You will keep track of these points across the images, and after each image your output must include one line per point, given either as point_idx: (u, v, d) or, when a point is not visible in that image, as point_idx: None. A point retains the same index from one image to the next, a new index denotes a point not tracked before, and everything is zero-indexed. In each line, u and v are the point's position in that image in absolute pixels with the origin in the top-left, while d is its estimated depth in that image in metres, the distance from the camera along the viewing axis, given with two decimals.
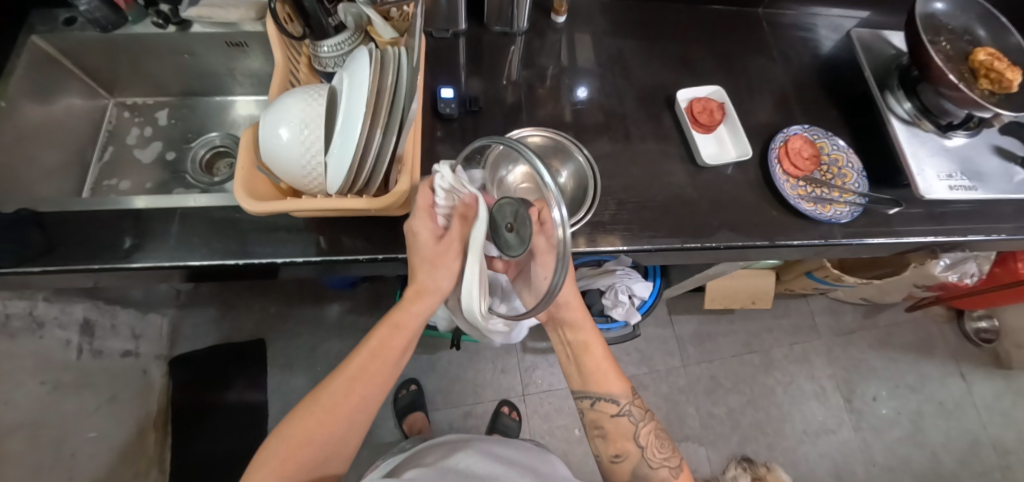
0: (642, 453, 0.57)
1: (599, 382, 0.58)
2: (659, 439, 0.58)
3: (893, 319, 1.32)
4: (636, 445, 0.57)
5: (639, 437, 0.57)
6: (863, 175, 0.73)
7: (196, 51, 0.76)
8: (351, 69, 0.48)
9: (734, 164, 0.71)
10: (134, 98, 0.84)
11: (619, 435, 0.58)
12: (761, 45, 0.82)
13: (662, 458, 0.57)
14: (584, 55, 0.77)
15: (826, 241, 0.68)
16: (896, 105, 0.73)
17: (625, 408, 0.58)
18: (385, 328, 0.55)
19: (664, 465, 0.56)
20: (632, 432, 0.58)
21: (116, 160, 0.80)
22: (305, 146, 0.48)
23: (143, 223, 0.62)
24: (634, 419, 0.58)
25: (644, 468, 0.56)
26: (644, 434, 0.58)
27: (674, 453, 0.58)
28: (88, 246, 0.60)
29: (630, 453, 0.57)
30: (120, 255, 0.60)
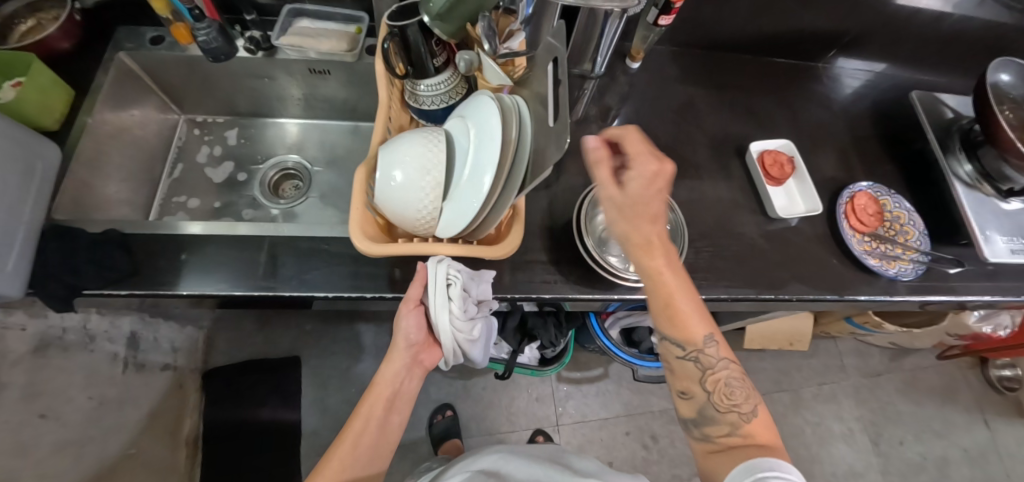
0: (709, 397, 0.50)
1: (673, 323, 0.50)
2: (729, 382, 0.50)
3: (920, 364, 1.34)
4: (701, 387, 0.51)
5: (706, 379, 0.51)
6: (925, 234, 0.75)
7: (275, 75, 0.77)
8: (480, 119, 0.49)
9: (802, 217, 0.73)
10: (204, 115, 0.85)
11: (683, 376, 0.52)
12: (824, 98, 0.85)
13: (731, 403, 0.49)
14: (657, 100, 0.79)
15: (890, 296, 0.70)
16: (957, 167, 0.76)
17: (692, 353, 0.50)
18: (373, 395, 0.57)
19: (733, 411, 0.49)
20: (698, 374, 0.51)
21: (186, 177, 0.80)
22: (426, 192, 0.49)
23: (230, 248, 0.62)
24: (701, 365, 0.50)
25: (708, 410, 0.50)
26: (712, 378, 0.51)
27: (750, 396, 0.50)
28: (175, 270, 0.60)
29: (695, 395, 0.51)
30: (209, 282, 0.59)
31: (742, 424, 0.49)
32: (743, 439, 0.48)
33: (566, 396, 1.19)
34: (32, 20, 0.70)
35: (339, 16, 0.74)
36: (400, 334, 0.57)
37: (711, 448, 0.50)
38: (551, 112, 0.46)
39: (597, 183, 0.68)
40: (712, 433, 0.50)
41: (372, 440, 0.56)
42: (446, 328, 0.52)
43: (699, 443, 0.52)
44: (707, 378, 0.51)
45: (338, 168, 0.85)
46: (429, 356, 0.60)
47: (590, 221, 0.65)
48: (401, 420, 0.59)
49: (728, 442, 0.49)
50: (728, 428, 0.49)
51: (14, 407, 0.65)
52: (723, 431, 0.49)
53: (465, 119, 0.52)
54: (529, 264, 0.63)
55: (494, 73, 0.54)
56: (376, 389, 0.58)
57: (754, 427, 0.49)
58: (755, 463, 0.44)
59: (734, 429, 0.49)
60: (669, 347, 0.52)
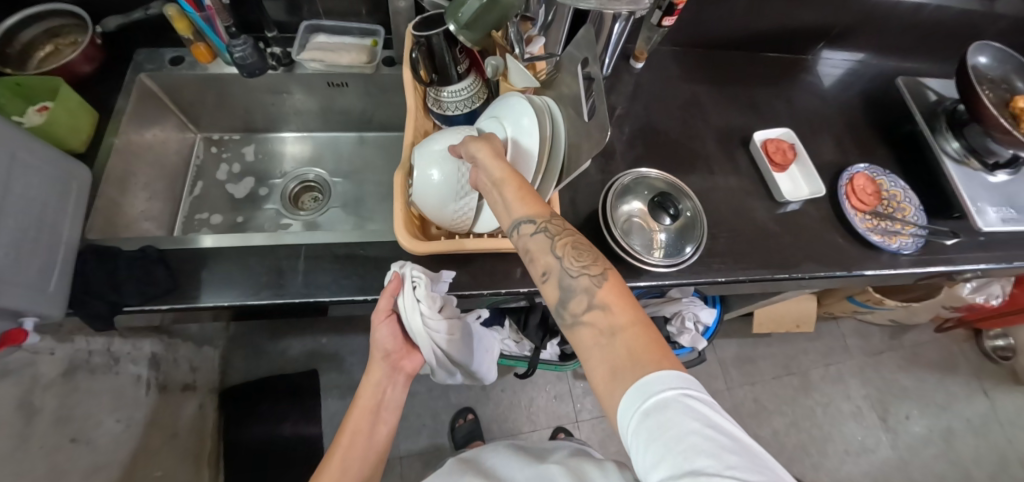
0: (563, 265, 0.42)
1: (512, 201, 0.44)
2: (579, 248, 0.43)
3: (919, 339, 1.39)
4: (556, 259, 0.43)
5: (556, 247, 0.43)
6: (922, 209, 0.79)
7: (293, 90, 0.78)
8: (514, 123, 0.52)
9: (808, 200, 0.77)
10: (220, 133, 0.86)
11: (536, 255, 0.43)
12: (815, 89, 0.90)
13: (583, 266, 0.42)
14: (662, 96, 0.83)
15: (895, 269, 0.74)
16: (945, 144, 0.81)
17: (542, 225, 0.43)
18: (358, 408, 0.57)
19: (585, 274, 0.41)
20: (548, 246, 0.43)
21: (206, 194, 0.81)
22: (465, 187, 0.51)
23: (267, 258, 0.63)
24: (549, 235, 0.43)
25: (565, 281, 0.42)
26: (562, 248, 0.43)
27: (598, 261, 0.42)
28: (215, 283, 0.61)
29: (553, 274, 0.43)
30: (250, 292, 0.61)
31: (597, 291, 0.40)
32: (604, 313, 0.39)
33: (584, 393, 1.20)
34: (51, 46, 0.69)
35: (355, 31, 0.76)
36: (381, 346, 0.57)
37: (580, 331, 0.40)
38: (582, 108, 0.48)
39: (621, 174, 0.71)
40: (575, 309, 0.41)
41: (367, 449, 0.55)
42: (418, 326, 0.54)
43: (571, 330, 0.41)
44: (558, 248, 0.43)
45: (356, 178, 0.87)
46: (410, 361, 0.60)
47: (616, 212, 0.68)
48: (390, 429, 0.58)
49: (592, 318, 0.40)
50: (586, 298, 0.40)
51: (49, 431, 0.65)
52: (584, 304, 0.40)
53: (499, 119, 0.54)
54: None
55: (524, 75, 0.55)
56: (362, 402, 0.57)
57: (608, 294, 0.40)
58: (644, 381, 0.34)
59: (592, 300, 0.40)
60: (519, 229, 0.43)
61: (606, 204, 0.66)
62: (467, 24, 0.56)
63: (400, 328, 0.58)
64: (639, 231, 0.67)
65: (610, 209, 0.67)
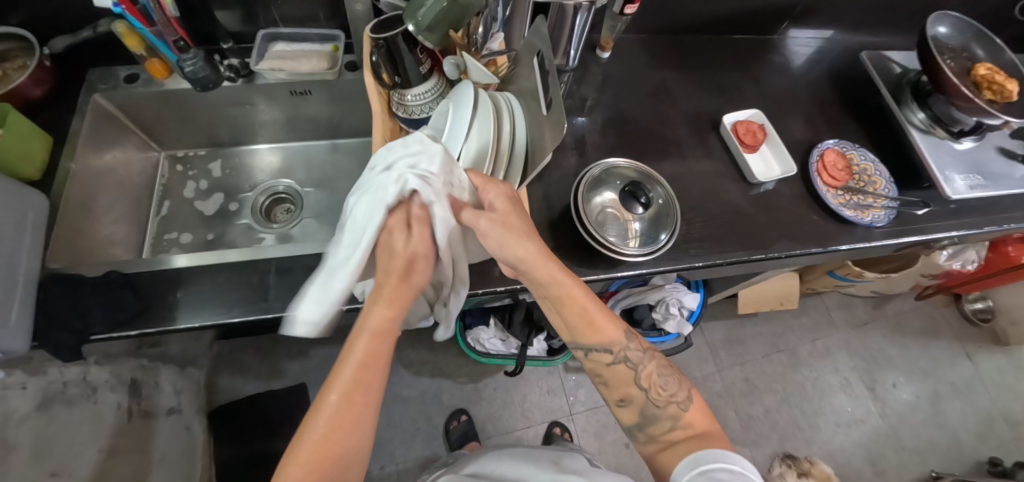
0: (647, 394, 0.53)
1: (590, 331, 0.53)
2: (660, 375, 0.54)
3: (901, 308, 1.41)
4: (637, 386, 0.54)
5: (640, 379, 0.54)
6: (892, 181, 0.80)
7: (256, 101, 0.77)
8: None
9: (780, 179, 0.77)
10: (185, 150, 0.84)
11: (622, 382, 0.54)
12: (782, 68, 0.90)
13: (668, 396, 0.53)
14: (630, 84, 0.83)
15: (869, 243, 0.75)
16: (911, 116, 0.81)
17: (620, 355, 0.53)
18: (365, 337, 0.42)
19: (671, 403, 0.52)
20: (634, 375, 0.54)
21: (175, 213, 0.79)
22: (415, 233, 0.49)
23: (237, 275, 0.61)
24: (632, 363, 0.54)
25: (648, 409, 0.53)
26: (644, 376, 0.54)
27: (678, 390, 0.53)
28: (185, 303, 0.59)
29: (633, 398, 0.54)
30: (224, 311, 0.59)
31: (681, 415, 0.52)
32: (685, 430, 0.52)
33: (577, 385, 1.21)
34: None
35: (314, 36, 0.74)
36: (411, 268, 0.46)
37: (659, 446, 0.52)
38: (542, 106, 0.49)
39: (589, 167, 0.70)
40: (656, 430, 0.53)
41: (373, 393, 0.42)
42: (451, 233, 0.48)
43: (642, 444, 0.54)
44: (641, 376, 0.54)
45: (329, 187, 0.85)
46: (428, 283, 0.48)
47: (588, 206, 0.67)
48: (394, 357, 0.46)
49: (672, 437, 0.52)
50: (670, 423, 0.52)
51: (26, 468, 0.63)
52: (666, 427, 0.52)
53: None
54: None
55: (480, 72, 0.55)
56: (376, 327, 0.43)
57: (690, 414, 0.52)
58: (695, 456, 0.47)
59: (675, 422, 0.52)
60: (595, 356, 0.54)
61: (577, 198, 0.65)
62: (427, 26, 0.55)
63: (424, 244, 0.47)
64: (615, 221, 0.67)
65: (580, 203, 0.66)
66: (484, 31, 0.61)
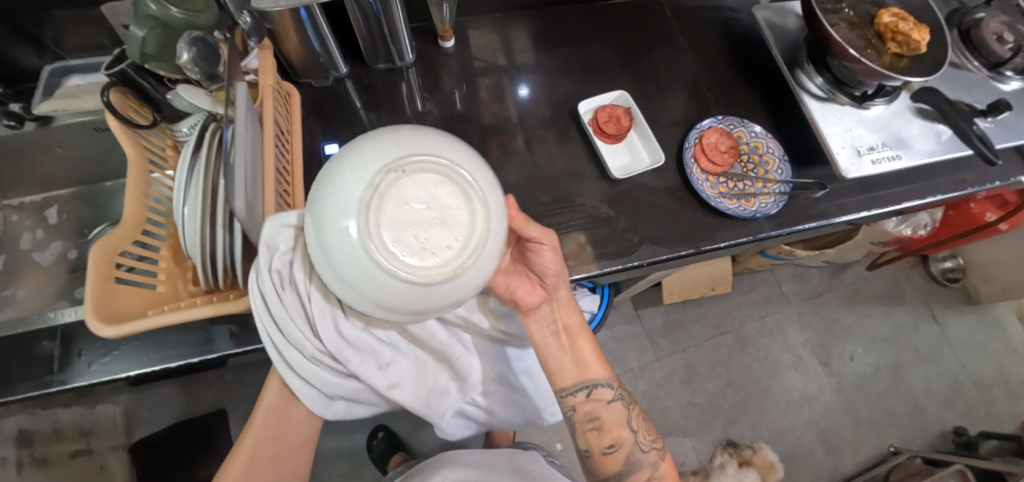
0: (634, 437, 0.55)
1: (591, 372, 0.54)
2: (644, 423, 0.57)
3: (860, 275, 1.30)
4: (627, 431, 0.54)
5: (631, 421, 0.55)
6: (786, 160, 0.70)
7: (67, 142, 0.70)
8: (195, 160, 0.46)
9: (650, 172, 0.68)
10: (18, 198, 0.77)
11: (614, 424, 0.54)
12: (666, 34, 0.78)
13: (650, 440, 0.56)
14: (481, 76, 0.73)
15: (754, 237, 0.66)
16: (807, 81, 0.70)
17: (616, 393, 0.55)
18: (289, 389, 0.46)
19: (651, 448, 0.55)
20: (624, 418, 0.55)
21: (12, 268, 0.75)
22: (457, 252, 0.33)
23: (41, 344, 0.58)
24: (625, 403, 0.56)
25: (634, 452, 0.54)
26: (632, 418, 0.56)
27: (656, 437, 0.57)
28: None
29: (624, 442, 0.54)
30: (31, 386, 0.57)
31: (660, 463, 0.55)
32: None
33: None
34: None
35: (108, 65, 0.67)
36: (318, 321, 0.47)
37: None
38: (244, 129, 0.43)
39: None
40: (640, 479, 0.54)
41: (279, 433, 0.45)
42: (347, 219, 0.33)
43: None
44: (631, 422, 0.55)
45: None
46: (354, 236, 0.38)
47: None
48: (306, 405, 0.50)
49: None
50: (651, 470, 0.54)
51: None
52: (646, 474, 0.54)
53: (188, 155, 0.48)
54: None
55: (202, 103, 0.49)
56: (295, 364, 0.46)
57: (666, 467, 0.55)
58: None
59: (653, 471, 0.54)
60: (598, 394, 0.54)
61: None
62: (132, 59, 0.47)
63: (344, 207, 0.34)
64: None
65: None
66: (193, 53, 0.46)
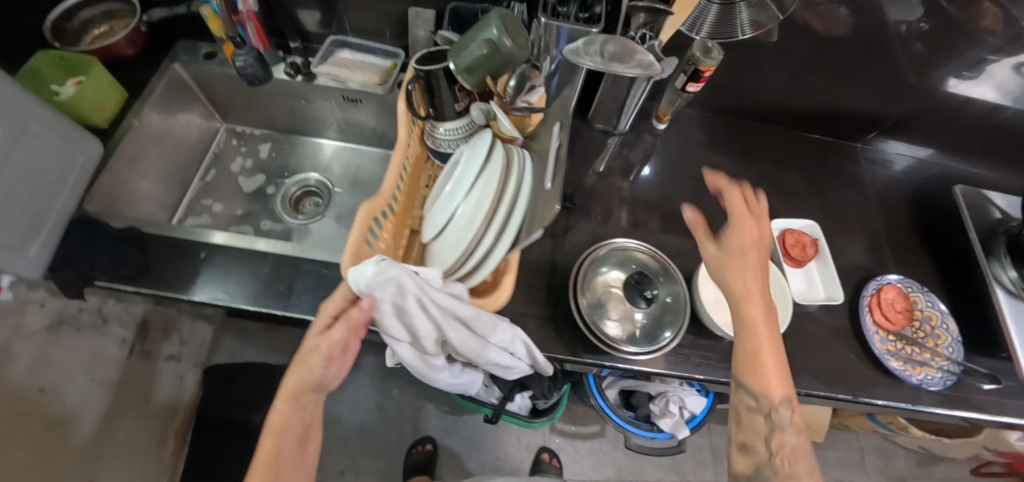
0: (772, 458, 0.43)
1: (750, 372, 0.45)
2: (796, 455, 0.43)
3: (952, 474, 1.21)
4: (766, 445, 0.44)
5: (769, 425, 0.44)
6: (959, 341, 0.69)
7: (310, 98, 0.80)
8: (474, 154, 0.50)
9: (821, 305, 0.69)
10: (244, 127, 0.89)
11: (748, 427, 0.45)
12: (856, 179, 0.81)
13: (790, 454, 0.43)
14: (678, 161, 0.77)
15: (913, 407, 0.64)
16: (1000, 272, 0.69)
17: (766, 405, 0.44)
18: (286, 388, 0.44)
19: (790, 463, 0.42)
20: (765, 431, 0.44)
21: (215, 182, 0.84)
22: (768, 307, 0.63)
23: (253, 262, 0.63)
24: (773, 420, 0.44)
25: (764, 466, 0.43)
26: (783, 439, 0.44)
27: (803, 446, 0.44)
28: (198, 275, 0.61)
29: (757, 451, 0.44)
30: (231, 295, 0.60)
31: None
32: None
33: (556, 448, 1.14)
34: (106, 26, 0.76)
35: (378, 51, 0.77)
36: (315, 345, 0.44)
37: None
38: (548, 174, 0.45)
39: (614, 240, 0.65)
40: None
41: (294, 479, 0.44)
42: None
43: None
44: (773, 439, 0.44)
45: (359, 192, 0.87)
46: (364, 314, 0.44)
47: (604, 290, 0.62)
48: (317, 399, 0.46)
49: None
50: None
51: None
52: None
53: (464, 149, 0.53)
54: (523, 317, 0.60)
55: (506, 126, 0.53)
56: (274, 424, 0.44)
57: None
58: None
59: None
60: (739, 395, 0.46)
61: (607, 277, 0.63)
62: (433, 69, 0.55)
63: (750, 276, 0.65)
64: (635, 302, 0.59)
65: (603, 281, 0.63)
66: (517, 83, 0.56)
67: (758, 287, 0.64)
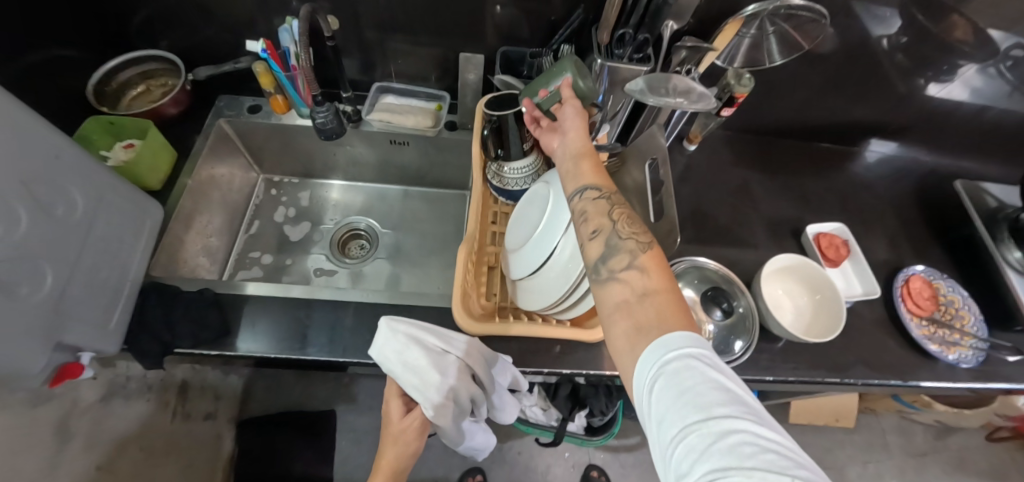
0: (614, 226, 0.42)
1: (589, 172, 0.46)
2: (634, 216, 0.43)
3: (965, 443, 1.29)
4: (610, 219, 0.43)
5: (612, 212, 0.43)
6: (981, 320, 0.76)
7: (354, 144, 0.82)
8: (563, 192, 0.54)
9: (861, 300, 0.75)
10: (281, 176, 0.90)
11: (593, 213, 0.43)
12: (866, 181, 0.89)
13: (632, 230, 0.42)
14: (711, 178, 0.83)
15: (954, 384, 0.69)
16: (1006, 253, 0.78)
17: (606, 195, 0.45)
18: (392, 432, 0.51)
19: (632, 237, 0.41)
20: (606, 209, 0.43)
21: (259, 233, 0.85)
22: (823, 309, 0.68)
23: (336, 310, 0.64)
24: (608, 199, 0.44)
25: (612, 239, 0.42)
26: (616, 211, 0.43)
27: (648, 233, 0.43)
28: (285, 331, 0.62)
29: (603, 228, 0.43)
30: (269, 346, 0.61)
31: (642, 259, 0.40)
32: (641, 275, 0.39)
33: (604, 464, 1.16)
34: (142, 86, 0.75)
35: (421, 94, 0.81)
36: (404, 429, 0.51)
37: (616, 287, 0.40)
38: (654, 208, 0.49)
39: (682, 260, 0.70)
40: (615, 265, 0.40)
41: None
42: (790, 288, 0.71)
43: (601, 286, 0.41)
44: (615, 214, 0.43)
45: (405, 231, 0.89)
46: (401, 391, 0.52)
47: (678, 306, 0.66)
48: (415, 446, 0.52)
49: (625, 275, 0.40)
50: (629, 257, 0.40)
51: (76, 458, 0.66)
52: (624, 261, 0.40)
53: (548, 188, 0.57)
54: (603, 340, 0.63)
55: None
56: (388, 461, 0.51)
57: (649, 260, 0.40)
58: (667, 335, 0.35)
59: (632, 261, 0.40)
60: (584, 194, 0.45)
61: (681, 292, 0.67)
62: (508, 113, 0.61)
63: (803, 281, 0.71)
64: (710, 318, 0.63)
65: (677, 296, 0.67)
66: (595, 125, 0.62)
67: (812, 293, 0.70)
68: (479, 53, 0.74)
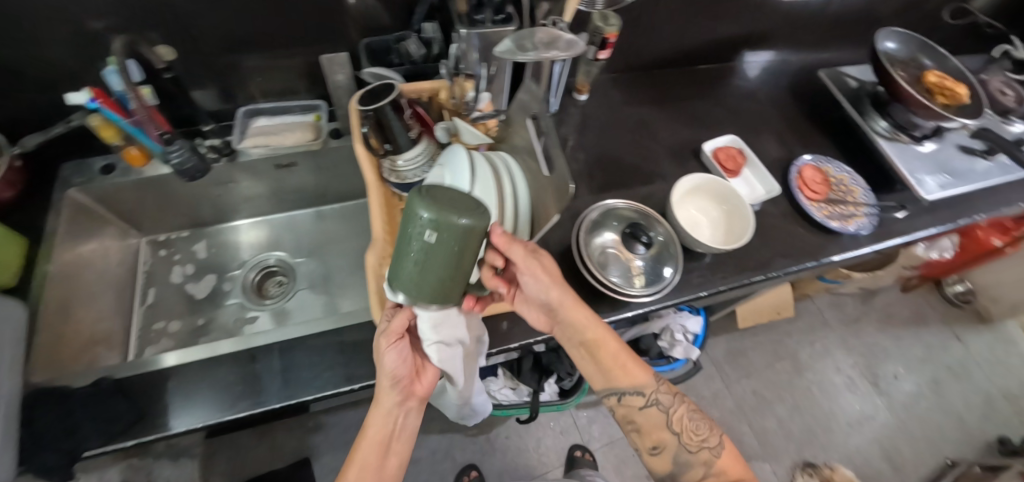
0: (677, 438, 0.56)
1: (624, 375, 0.57)
2: (691, 419, 0.57)
3: (887, 300, 1.45)
4: (669, 432, 0.56)
5: (670, 423, 0.57)
6: (868, 189, 0.84)
7: (238, 178, 0.76)
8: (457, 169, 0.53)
9: (765, 199, 0.80)
10: (167, 233, 0.82)
11: (652, 427, 0.57)
12: (747, 91, 0.94)
13: (699, 440, 0.56)
14: (608, 122, 0.85)
15: (858, 251, 0.76)
16: (874, 125, 0.87)
17: (651, 398, 0.57)
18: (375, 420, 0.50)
19: (702, 448, 0.55)
20: (663, 421, 0.57)
21: (160, 300, 0.76)
22: (733, 216, 0.72)
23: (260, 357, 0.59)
24: (663, 407, 0.57)
25: (681, 456, 0.56)
26: (675, 420, 0.57)
27: (704, 431, 0.57)
28: (210, 396, 0.56)
29: (665, 443, 0.57)
30: (196, 416, 0.54)
31: (713, 461, 0.55)
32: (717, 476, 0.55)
33: (590, 421, 1.18)
34: None
35: (296, 108, 0.76)
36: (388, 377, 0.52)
37: None
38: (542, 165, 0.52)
39: (594, 206, 0.71)
40: (688, 475, 0.55)
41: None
42: (699, 203, 0.75)
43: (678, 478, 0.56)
44: (671, 421, 0.57)
45: (324, 254, 0.84)
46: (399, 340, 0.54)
47: (603, 250, 0.67)
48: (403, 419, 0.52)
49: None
50: (702, 469, 0.55)
51: None
52: (699, 472, 0.55)
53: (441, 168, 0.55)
54: None
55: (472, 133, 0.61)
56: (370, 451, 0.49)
57: (722, 460, 0.55)
58: None
59: (705, 469, 0.55)
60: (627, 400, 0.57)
61: (601, 238, 0.68)
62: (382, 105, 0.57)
63: (710, 193, 0.75)
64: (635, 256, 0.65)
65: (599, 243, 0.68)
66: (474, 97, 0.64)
67: (721, 202, 0.74)
68: (343, 50, 0.70)
